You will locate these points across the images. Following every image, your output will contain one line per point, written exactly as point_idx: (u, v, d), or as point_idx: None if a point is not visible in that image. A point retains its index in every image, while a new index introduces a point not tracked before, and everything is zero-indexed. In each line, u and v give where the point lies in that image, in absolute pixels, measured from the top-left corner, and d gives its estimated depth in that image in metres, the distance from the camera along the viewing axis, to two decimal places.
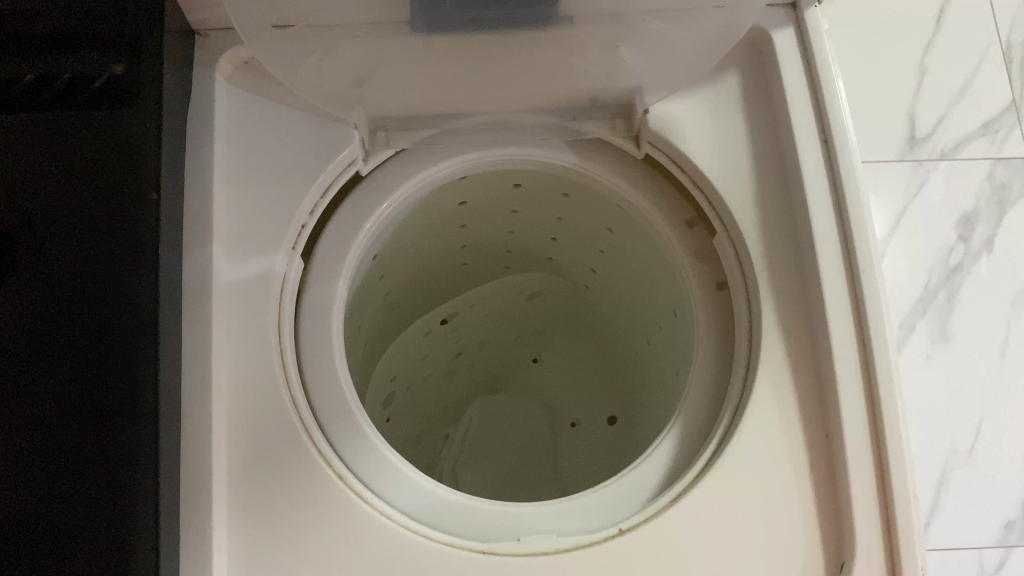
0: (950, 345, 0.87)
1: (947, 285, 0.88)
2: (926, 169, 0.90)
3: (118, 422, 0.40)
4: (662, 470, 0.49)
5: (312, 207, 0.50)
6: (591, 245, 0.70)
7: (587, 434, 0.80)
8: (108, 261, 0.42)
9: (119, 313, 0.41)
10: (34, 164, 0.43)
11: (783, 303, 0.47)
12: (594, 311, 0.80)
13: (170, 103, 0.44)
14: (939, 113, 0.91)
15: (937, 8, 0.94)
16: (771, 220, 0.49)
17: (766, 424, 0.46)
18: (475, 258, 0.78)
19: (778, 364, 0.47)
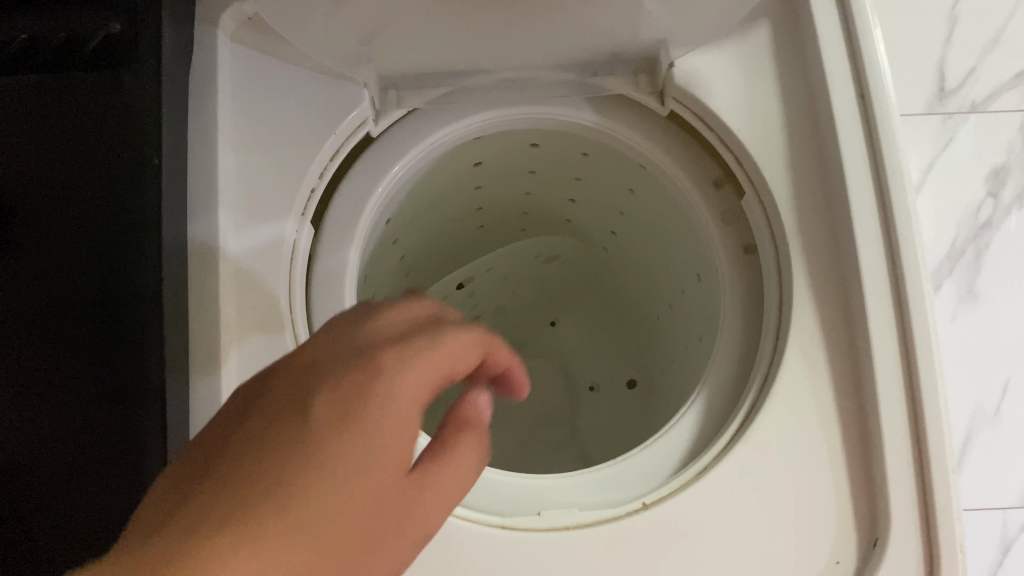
0: (978, 303, 0.84)
1: (975, 242, 0.85)
2: (955, 122, 0.87)
3: (128, 397, 0.39)
4: (685, 441, 0.47)
5: (322, 170, 0.48)
6: (611, 206, 0.67)
7: (606, 399, 0.79)
8: (111, 231, 0.40)
9: (125, 285, 0.40)
10: (32, 130, 0.41)
11: (816, 270, 0.45)
12: (613, 274, 0.78)
13: (172, 62, 0.42)
14: (971, 62, 0.87)
15: None
16: (803, 182, 0.46)
17: (798, 397, 0.44)
18: (491, 220, 0.75)
19: (811, 334, 0.45)
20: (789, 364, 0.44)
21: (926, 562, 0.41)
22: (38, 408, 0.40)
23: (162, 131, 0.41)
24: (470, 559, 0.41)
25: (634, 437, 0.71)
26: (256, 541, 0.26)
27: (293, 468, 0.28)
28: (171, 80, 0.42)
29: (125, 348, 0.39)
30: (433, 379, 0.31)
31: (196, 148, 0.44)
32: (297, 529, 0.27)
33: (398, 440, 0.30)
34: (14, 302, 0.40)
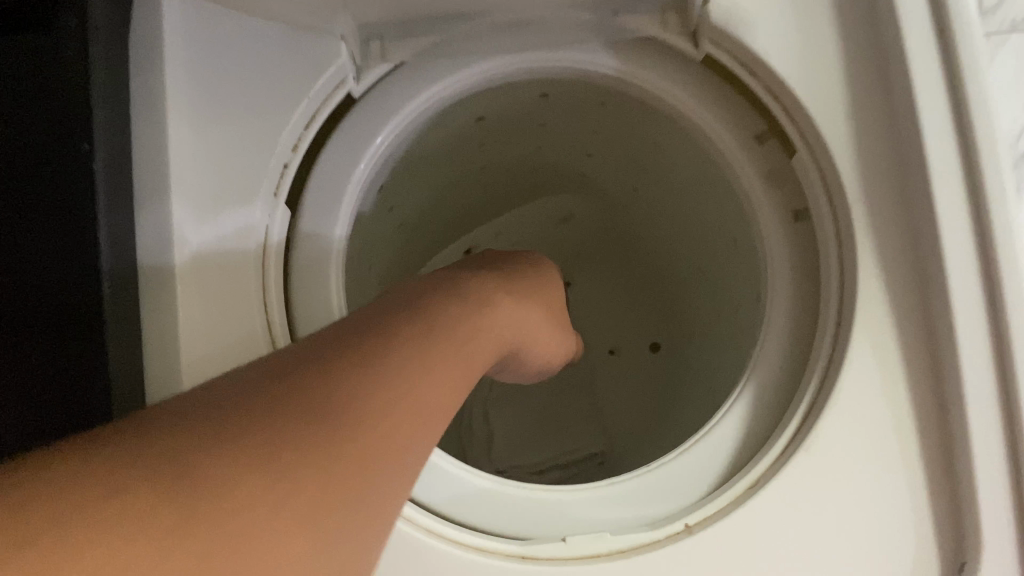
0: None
1: None
2: None
3: (79, 421, 0.34)
4: (731, 442, 0.41)
5: (296, 142, 0.40)
6: (633, 160, 0.60)
7: (631, 361, 0.74)
8: (48, 226, 0.34)
9: (67, 290, 0.34)
10: None
11: (886, 246, 0.38)
12: (635, 231, 0.71)
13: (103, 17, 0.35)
14: None
15: None
16: (869, 141, 0.39)
17: (867, 399, 0.37)
18: (497, 178, 0.67)
19: (881, 323, 0.38)
20: (856, 360, 0.37)
21: None
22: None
23: (94, 105, 0.34)
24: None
25: (665, 420, 0.65)
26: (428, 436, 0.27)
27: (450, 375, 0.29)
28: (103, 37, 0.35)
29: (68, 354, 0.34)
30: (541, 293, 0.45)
31: (141, 118, 0.36)
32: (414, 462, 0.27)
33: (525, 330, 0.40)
34: None
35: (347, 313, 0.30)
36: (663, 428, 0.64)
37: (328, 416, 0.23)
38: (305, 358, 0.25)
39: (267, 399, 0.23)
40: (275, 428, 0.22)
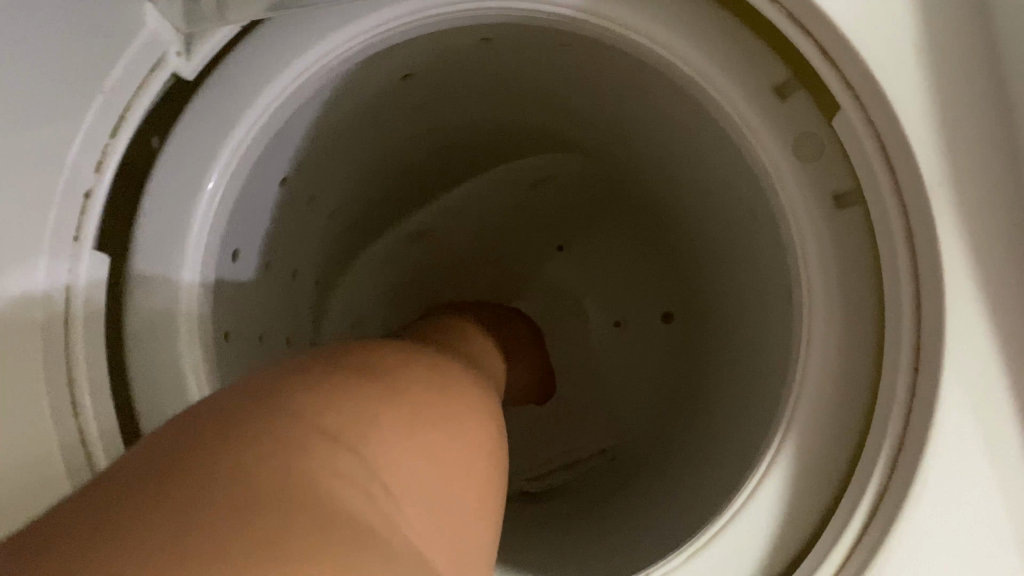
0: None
1: None
2: None
3: None
4: (765, 530, 0.30)
5: (100, 158, 0.27)
6: (615, 107, 0.45)
7: (640, 332, 0.61)
8: None
9: None
10: None
11: (988, 261, 0.25)
12: (631, 188, 0.56)
13: None
14: None
15: None
16: (955, 97, 0.26)
17: (967, 494, 0.25)
18: (455, 136, 0.53)
19: (984, 374, 0.25)
20: (948, 439, 0.25)
21: None
22: None
23: None
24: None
25: (654, 433, 0.54)
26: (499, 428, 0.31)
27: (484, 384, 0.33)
28: None
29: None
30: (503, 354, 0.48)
31: None
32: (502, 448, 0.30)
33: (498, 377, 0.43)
34: None
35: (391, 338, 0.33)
36: (651, 447, 0.53)
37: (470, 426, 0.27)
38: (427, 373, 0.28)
39: (430, 414, 0.25)
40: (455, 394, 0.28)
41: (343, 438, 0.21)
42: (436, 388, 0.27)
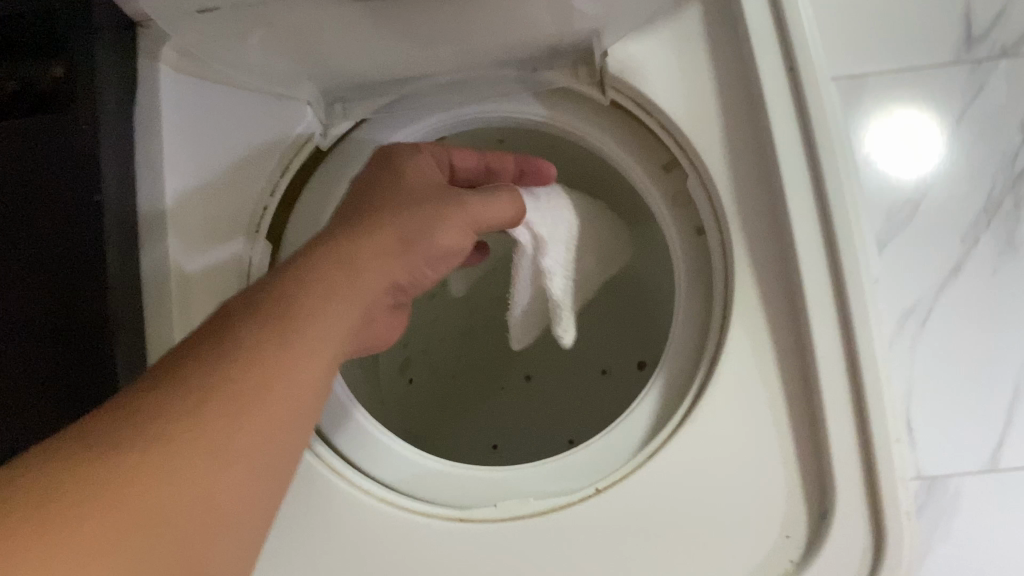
0: (936, 308, 0.69)
1: (1014, 192, 0.69)
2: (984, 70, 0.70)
3: (87, 350, 0.43)
4: (646, 420, 0.47)
5: (272, 188, 0.49)
6: (592, 185, 0.65)
7: (620, 379, 0.75)
8: (64, 235, 0.43)
9: (77, 267, 0.43)
10: None
11: (756, 252, 0.45)
12: (623, 205, 0.65)
13: (112, 84, 0.44)
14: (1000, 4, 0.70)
15: None
16: (741, 162, 0.46)
17: (744, 382, 0.44)
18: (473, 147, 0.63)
19: (754, 313, 0.45)
20: (733, 352, 0.45)
21: (873, 530, 0.41)
22: (34, 369, 0.44)
23: (101, 124, 0.43)
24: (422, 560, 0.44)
25: None
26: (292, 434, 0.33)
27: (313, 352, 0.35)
28: (111, 84, 0.44)
29: (76, 369, 0.43)
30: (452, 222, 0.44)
31: (140, 169, 0.46)
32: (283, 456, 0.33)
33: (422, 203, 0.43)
34: (20, 278, 0.44)
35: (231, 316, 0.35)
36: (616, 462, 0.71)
37: (226, 482, 0.30)
38: (202, 417, 0.30)
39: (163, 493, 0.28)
40: (222, 452, 0.30)
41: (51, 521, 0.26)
42: (206, 453, 0.30)
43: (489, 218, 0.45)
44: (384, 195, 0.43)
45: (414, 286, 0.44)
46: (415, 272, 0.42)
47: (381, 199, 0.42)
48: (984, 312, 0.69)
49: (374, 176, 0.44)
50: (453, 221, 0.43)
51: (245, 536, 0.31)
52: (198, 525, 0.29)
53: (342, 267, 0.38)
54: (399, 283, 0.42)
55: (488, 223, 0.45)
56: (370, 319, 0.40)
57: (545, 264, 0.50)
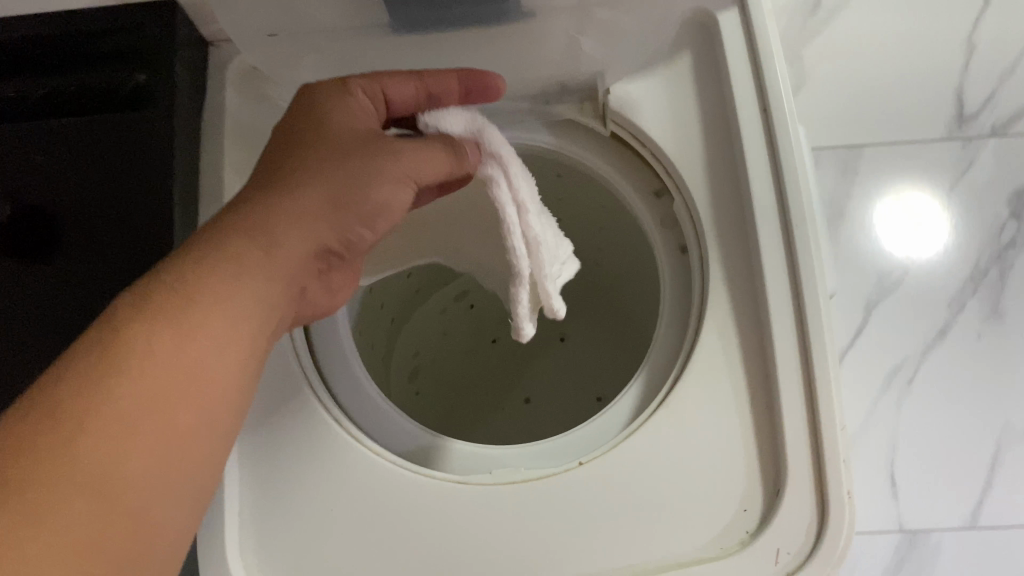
0: (919, 374, 0.77)
1: (999, 262, 0.79)
2: (975, 147, 0.81)
3: None
4: (628, 409, 0.54)
5: None
6: (595, 209, 0.71)
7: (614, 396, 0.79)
8: (133, 215, 0.50)
9: (140, 243, 0.49)
10: (65, 151, 0.51)
11: (728, 263, 0.52)
12: (624, 235, 0.71)
13: (185, 91, 0.52)
14: (989, 91, 0.81)
15: (965, 37, 0.81)
16: (719, 187, 0.54)
17: (712, 374, 0.51)
18: None
19: (723, 315, 0.52)
20: (705, 348, 0.51)
21: (818, 505, 0.47)
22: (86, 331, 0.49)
23: (176, 123, 0.51)
24: (416, 513, 0.50)
25: None
26: (200, 409, 0.36)
27: (217, 328, 0.37)
28: (185, 91, 0.52)
29: None
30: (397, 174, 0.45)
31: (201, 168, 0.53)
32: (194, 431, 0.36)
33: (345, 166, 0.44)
34: (88, 249, 0.50)
35: (134, 303, 0.36)
36: None
37: (135, 476, 0.33)
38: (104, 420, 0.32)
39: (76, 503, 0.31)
40: (126, 447, 0.33)
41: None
42: (112, 453, 0.32)
43: (427, 172, 0.45)
44: (307, 139, 0.44)
45: (357, 236, 0.46)
46: (342, 234, 0.45)
47: (302, 151, 0.44)
48: (985, 367, 0.77)
49: (295, 129, 0.45)
50: (403, 178, 0.45)
51: (169, 526, 0.34)
52: (116, 518, 0.32)
53: (248, 242, 0.40)
54: (339, 238, 0.45)
55: (429, 177, 0.45)
56: (300, 273, 0.43)
57: (508, 172, 0.47)
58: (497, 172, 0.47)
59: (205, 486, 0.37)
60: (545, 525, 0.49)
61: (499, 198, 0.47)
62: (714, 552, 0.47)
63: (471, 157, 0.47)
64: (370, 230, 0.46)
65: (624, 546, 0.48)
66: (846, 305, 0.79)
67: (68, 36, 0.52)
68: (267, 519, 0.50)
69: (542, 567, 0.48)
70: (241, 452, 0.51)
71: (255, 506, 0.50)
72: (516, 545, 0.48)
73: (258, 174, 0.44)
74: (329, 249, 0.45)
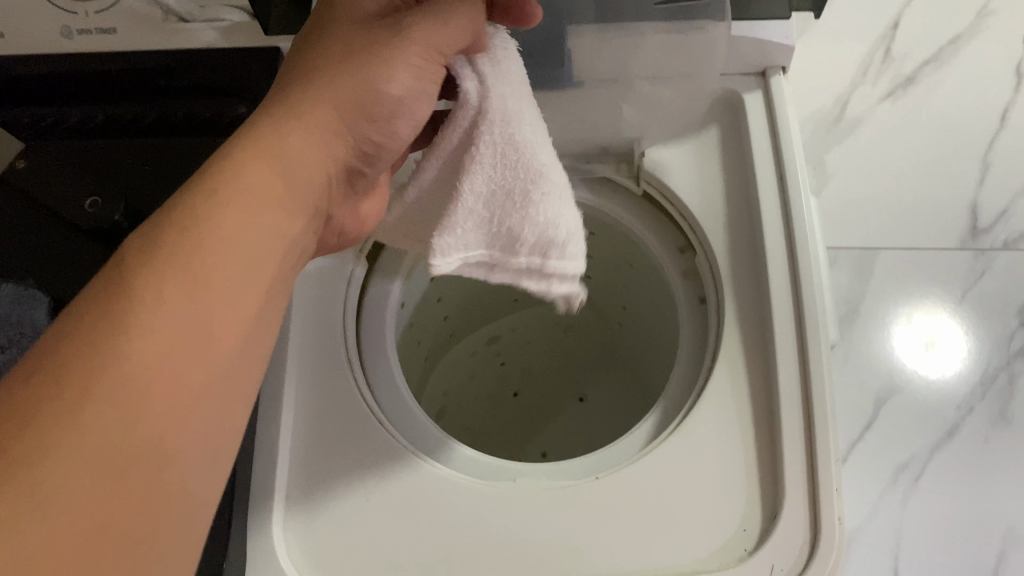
0: (926, 471, 0.76)
1: (1008, 368, 0.79)
2: (987, 259, 0.83)
3: None
4: (643, 435, 0.59)
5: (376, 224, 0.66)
6: (624, 261, 0.78)
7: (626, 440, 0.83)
8: None
9: None
10: (171, 162, 0.59)
11: (742, 307, 0.59)
12: (647, 290, 0.78)
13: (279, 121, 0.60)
14: (1004, 203, 0.85)
15: (983, 150, 0.86)
16: (737, 242, 0.61)
17: (723, 404, 0.56)
18: None
19: (734, 354, 0.58)
20: (716, 381, 0.57)
21: (812, 526, 0.51)
22: None
23: None
24: (434, 502, 0.55)
25: None
26: (221, 339, 0.37)
27: (230, 252, 0.39)
28: None
29: None
30: (412, 56, 0.46)
31: None
32: (215, 358, 0.37)
33: (351, 67, 0.46)
34: None
35: (148, 240, 0.37)
36: None
37: (158, 410, 0.34)
38: (120, 353, 0.33)
39: (101, 441, 0.32)
40: (148, 380, 0.34)
41: (23, 480, 0.30)
42: (135, 388, 0.33)
43: (443, 44, 0.46)
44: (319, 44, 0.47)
45: (372, 149, 0.49)
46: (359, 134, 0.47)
47: (320, 66, 0.46)
48: (987, 469, 0.75)
49: (316, 55, 0.47)
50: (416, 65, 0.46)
51: (186, 475, 0.36)
52: (145, 451, 0.33)
53: (257, 167, 0.42)
54: (356, 148, 0.48)
55: (443, 51, 0.46)
56: (312, 196, 0.45)
57: (475, 113, 0.47)
58: (470, 101, 0.47)
59: (226, 429, 0.38)
60: (556, 522, 0.54)
61: (453, 126, 0.47)
62: (712, 557, 0.52)
63: (465, 28, 0.46)
64: (388, 138, 0.49)
65: (633, 547, 0.52)
66: (853, 398, 0.80)
67: (171, 71, 0.62)
68: (304, 486, 0.56)
69: (555, 562, 0.52)
70: (297, 427, 0.58)
71: (301, 490, 0.56)
72: (527, 536, 0.53)
73: (272, 97, 0.46)
74: (345, 157, 0.48)
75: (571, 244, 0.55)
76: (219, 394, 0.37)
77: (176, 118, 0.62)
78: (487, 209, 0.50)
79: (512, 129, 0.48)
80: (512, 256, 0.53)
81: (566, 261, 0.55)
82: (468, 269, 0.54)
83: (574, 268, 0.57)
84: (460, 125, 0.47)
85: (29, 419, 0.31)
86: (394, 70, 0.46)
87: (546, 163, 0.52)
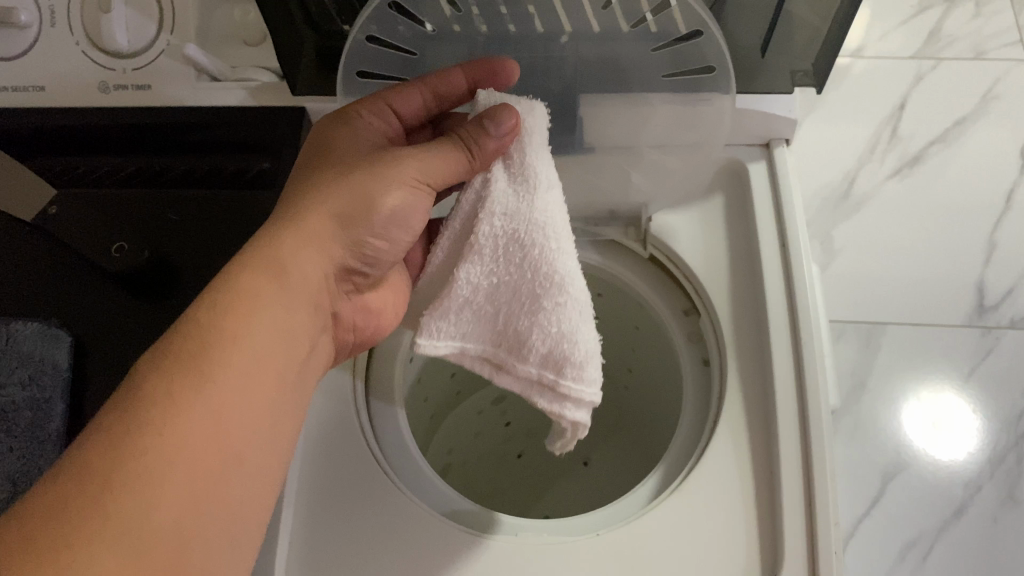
0: (933, 551, 0.75)
1: (1018, 447, 0.79)
2: (994, 336, 0.84)
3: None
4: (643, 493, 0.60)
5: None
6: (630, 324, 0.80)
7: None
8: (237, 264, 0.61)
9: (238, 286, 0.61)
10: (197, 213, 0.64)
11: (743, 368, 0.60)
12: (651, 351, 0.79)
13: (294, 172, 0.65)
14: (1009, 283, 0.86)
15: (988, 229, 0.88)
16: (739, 306, 0.62)
17: (724, 463, 0.57)
18: None
19: (736, 415, 0.59)
20: (717, 440, 0.58)
21: None
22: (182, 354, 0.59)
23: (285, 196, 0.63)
24: (438, 551, 0.55)
25: None
26: (236, 435, 0.40)
27: (241, 353, 0.42)
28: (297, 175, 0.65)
29: None
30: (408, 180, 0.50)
31: None
32: (229, 451, 0.40)
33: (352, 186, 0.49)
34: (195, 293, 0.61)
35: (164, 350, 0.40)
36: None
37: (177, 501, 0.37)
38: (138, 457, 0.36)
39: (124, 534, 0.35)
40: (163, 477, 0.36)
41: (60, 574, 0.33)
42: (154, 487, 0.36)
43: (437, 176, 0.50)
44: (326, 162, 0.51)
45: (373, 249, 0.52)
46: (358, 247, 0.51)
47: (315, 184, 0.50)
48: (994, 550, 0.75)
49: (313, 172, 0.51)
50: (407, 183, 0.50)
51: (206, 557, 0.38)
52: (167, 544, 0.36)
53: (267, 275, 0.45)
54: (356, 254, 0.51)
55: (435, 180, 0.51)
56: (314, 293, 0.48)
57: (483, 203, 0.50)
58: (474, 187, 0.51)
59: (243, 510, 0.41)
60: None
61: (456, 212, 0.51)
62: None
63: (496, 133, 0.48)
64: (387, 242, 0.52)
65: None
66: (858, 473, 0.79)
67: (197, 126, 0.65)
68: (310, 530, 0.57)
69: None
70: (303, 479, 0.59)
71: (305, 539, 0.56)
72: None
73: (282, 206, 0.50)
74: (346, 261, 0.51)
75: (591, 365, 0.51)
76: (235, 484, 0.40)
77: (202, 173, 0.67)
78: (489, 303, 0.52)
79: (515, 222, 0.50)
80: (516, 360, 0.53)
81: (582, 385, 0.51)
82: (475, 363, 0.56)
83: (594, 396, 0.51)
84: (464, 212, 0.51)
85: (58, 523, 0.34)
86: (389, 189, 0.49)
87: (570, 276, 0.51)
